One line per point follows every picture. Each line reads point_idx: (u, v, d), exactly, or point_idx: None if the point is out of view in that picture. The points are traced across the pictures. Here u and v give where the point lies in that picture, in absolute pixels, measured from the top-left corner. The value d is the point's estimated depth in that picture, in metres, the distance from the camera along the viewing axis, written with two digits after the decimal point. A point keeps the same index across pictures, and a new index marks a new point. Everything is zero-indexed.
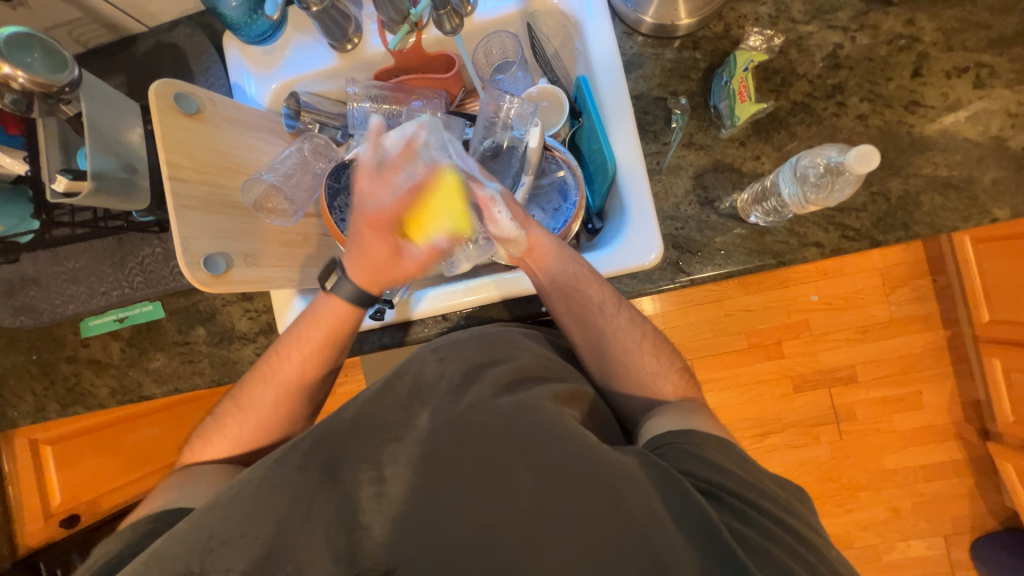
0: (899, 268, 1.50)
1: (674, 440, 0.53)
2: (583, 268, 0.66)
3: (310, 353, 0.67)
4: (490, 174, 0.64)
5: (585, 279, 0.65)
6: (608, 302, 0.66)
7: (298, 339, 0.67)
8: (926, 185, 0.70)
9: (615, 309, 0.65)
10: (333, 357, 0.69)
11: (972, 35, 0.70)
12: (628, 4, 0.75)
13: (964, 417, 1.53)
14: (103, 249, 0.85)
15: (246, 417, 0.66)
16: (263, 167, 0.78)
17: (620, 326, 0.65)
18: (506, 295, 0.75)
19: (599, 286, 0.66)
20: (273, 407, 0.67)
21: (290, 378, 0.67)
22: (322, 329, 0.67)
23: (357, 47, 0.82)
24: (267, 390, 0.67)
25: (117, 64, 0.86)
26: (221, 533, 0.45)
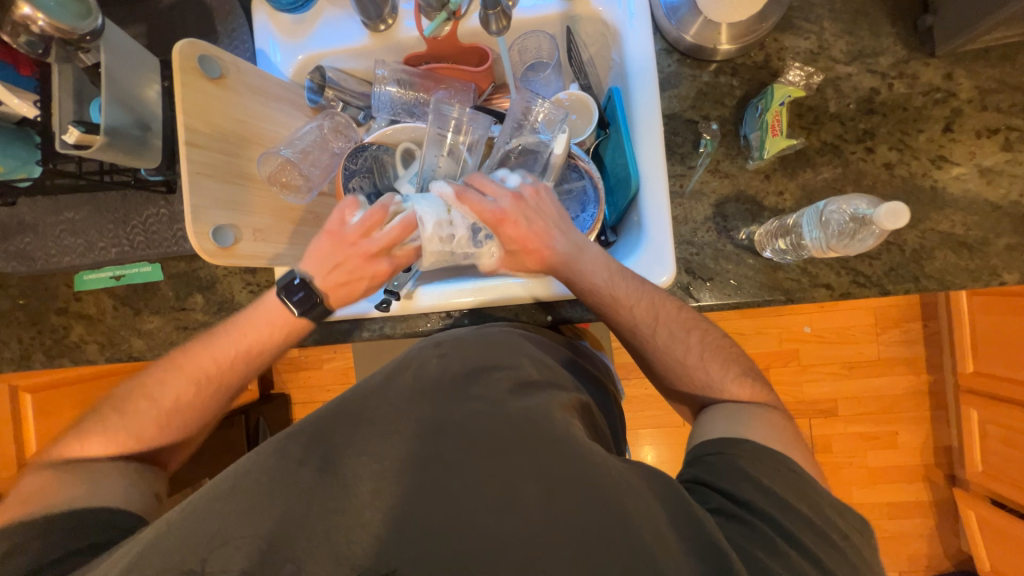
0: (893, 311, 1.52)
1: (704, 469, 0.53)
2: (618, 280, 0.65)
3: (236, 358, 0.68)
4: (491, 189, 0.64)
5: (620, 294, 0.65)
6: (647, 316, 0.65)
7: (230, 340, 0.68)
8: (941, 241, 0.70)
9: (655, 327, 0.65)
10: (256, 367, 0.70)
11: (1006, 97, 0.70)
12: (671, 21, 0.73)
13: (935, 462, 1.57)
14: (105, 204, 0.82)
15: (156, 406, 0.65)
16: (281, 141, 0.76)
17: (661, 343, 0.65)
18: (533, 297, 0.74)
19: (636, 305, 0.65)
20: (193, 400, 0.67)
21: (211, 376, 0.67)
22: (259, 333, 0.68)
23: (390, 28, 0.80)
24: (184, 385, 0.66)
25: (137, 14, 0.83)
26: (221, 527, 0.45)
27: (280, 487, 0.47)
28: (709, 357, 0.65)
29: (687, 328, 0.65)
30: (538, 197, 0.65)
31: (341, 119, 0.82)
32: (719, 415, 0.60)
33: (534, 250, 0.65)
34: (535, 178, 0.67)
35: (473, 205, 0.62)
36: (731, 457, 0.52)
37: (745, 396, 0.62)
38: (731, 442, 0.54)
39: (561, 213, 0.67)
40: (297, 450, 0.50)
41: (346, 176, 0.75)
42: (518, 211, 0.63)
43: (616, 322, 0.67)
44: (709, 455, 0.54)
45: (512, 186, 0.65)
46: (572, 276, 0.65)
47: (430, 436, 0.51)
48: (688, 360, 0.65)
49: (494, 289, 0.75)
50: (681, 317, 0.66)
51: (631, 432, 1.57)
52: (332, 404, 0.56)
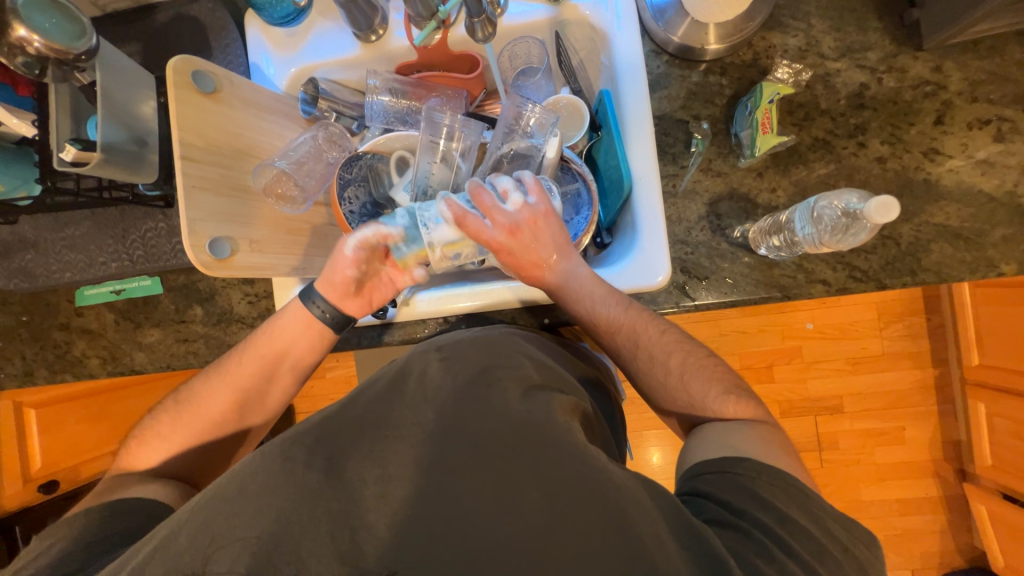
0: (896, 305, 1.52)
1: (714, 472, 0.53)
2: (602, 307, 0.66)
3: (266, 366, 0.70)
4: (491, 210, 0.63)
5: (604, 322, 0.66)
6: (628, 342, 0.66)
7: (262, 347, 0.70)
8: (936, 234, 0.70)
9: (636, 352, 0.66)
10: (286, 374, 0.71)
11: (997, 88, 0.70)
12: (659, 23, 0.74)
13: (944, 457, 1.55)
14: (105, 219, 0.83)
15: (187, 418, 0.67)
16: (276, 153, 0.77)
17: (642, 363, 0.66)
18: (520, 300, 0.74)
19: (618, 331, 0.66)
20: (224, 408, 0.68)
21: (240, 385, 0.69)
22: (288, 340, 0.70)
23: (381, 38, 0.81)
24: (215, 393, 0.68)
25: (134, 32, 0.84)
26: (224, 524, 0.46)
27: (284, 486, 0.47)
28: (692, 374, 0.65)
29: (668, 351, 0.66)
30: (537, 225, 0.64)
31: (335, 129, 0.82)
32: (710, 434, 0.60)
33: (525, 277, 0.67)
34: (538, 200, 0.64)
35: (473, 232, 0.62)
36: (730, 474, 0.52)
37: (729, 413, 0.62)
38: (729, 461, 0.53)
39: (560, 240, 0.66)
40: (303, 452, 0.50)
41: (341, 185, 0.75)
42: (515, 242, 0.64)
43: (600, 340, 0.70)
44: (708, 473, 0.54)
45: (512, 210, 0.63)
46: (561, 301, 0.68)
47: (431, 440, 0.51)
48: (668, 381, 0.65)
49: (491, 293, 0.75)
50: (664, 340, 0.66)
51: (635, 434, 1.56)
52: (335, 409, 0.56)
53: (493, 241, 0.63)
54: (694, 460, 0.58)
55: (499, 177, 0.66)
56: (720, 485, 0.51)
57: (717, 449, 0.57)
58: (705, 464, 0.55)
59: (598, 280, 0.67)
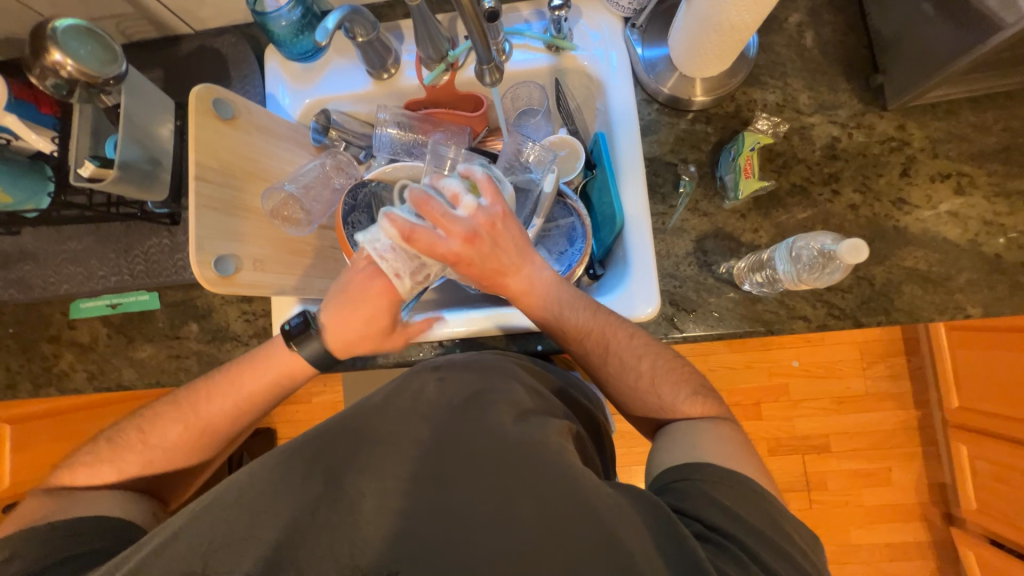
0: (877, 345, 1.56)
1: None
2: (571, 313, 0.67)
3: (234, 398, 0.67)
4: (439, 219, 0.58)
5: (573, 327, 0.67)
6: (596, 350, 0.67)
7: (230, 377, 0.67)
8: (907, 276, 0.75)
9: (606, 357, 0.67)
10: (255, 405, 0.68)
11: (955, 146, 0.77)
12: (650, 75, 0.81)
13: (930, 499, 1.55)
14: (110, 234, 0.85)
15: (150, 450, 0.65)
16: (285, 177, 0.81)
17: (613, 370, 0.67)
18: (499, 327, 0.77)
19: (587, 336, 0.67)
20: (189, 439, 0.66)
21: (207, 415, 0.67)
22: (258, 371, 0.67)
23: (392, 77, 0.86)
24: (179, 425, 0.66)
25: (158, 60, 0.89)
26: (213, 537, 0.46)
27: (285, 496, 0.48)
28: (661, 381, 0.65)
29: (638, 355, 0.66)
30: (494, 229, 0.62)
31: (344, 158, 0.88)
32: (675, 438, 0.61)
33: (491, 283, 0.67)
34: (491, 202, 0.61)
35: (426, 245, 0.58)
36: (694, 482, 0.53)
37: (698, 413, 0.63)
38: (694, 467, 0.54)
39: (518, 244, 0.65)
40: (303, 463, 0.50)
41: (346, 210, 0.78)
42: (474, 252, 0.61)
43: (570, 347, 0.70)
44: (671, 482, 0.55)
45: (467, 216, 0.60)
46: (526, 306, 0.68)
47: (426, 457, 0.51)
48: (639, 385, 0.66)
49: (483, 320, 0.77)
50: (633, 344, 0.67)
51: (624, 469, 1.55)
52: (327, 424, 0.55)
53: (451, 256, 0.60)
54: (661, 468, 0.59)
55: (443, 181, 0.62)
56: None
57: (682, 453, 0.58)
58: (670, 472, 0.56)
59: (560, 282, 0.68)
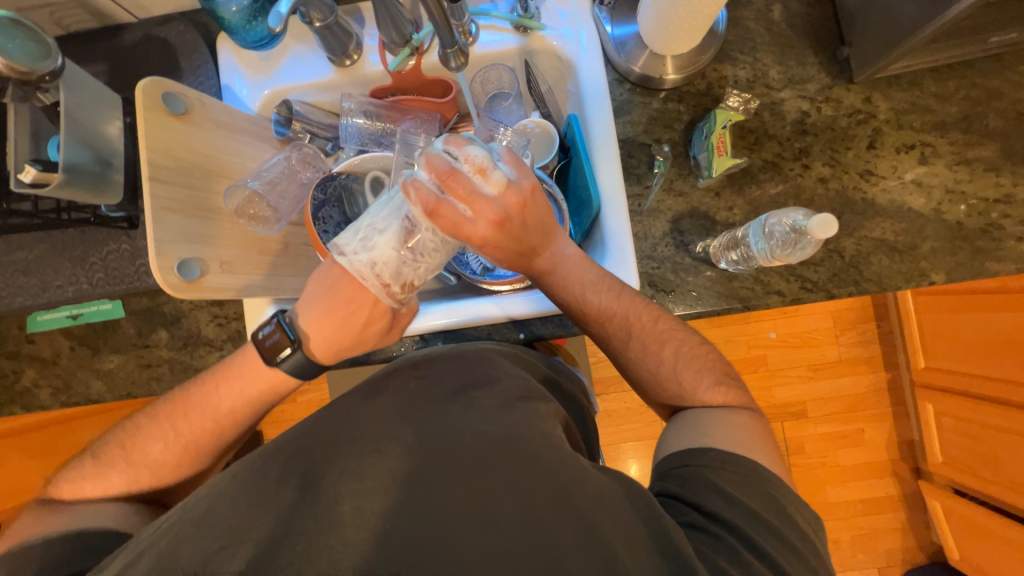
0: (849, 313, 1.62)
1: (692, 462, 0.57)
2: (594, 296, 0.66)
3: (216, 410, 0.64)
4: (451, 213, 0.52)
5: (602, 313, 0.67)
6: (619, 334, 0.67)
7: (211, 391, 0.64)
8: (875, 247, 0.77)
9: (628, 340, 0.67)
10: (241, 418, 0.65)
11: (918, 117, 0.78)
12: (620, 54, 0.79)
13: (900, 456, 1.64)
14: (62, 241, 0.80)
15: (129, 463, 0.63)
16: (248, 173, 0.77)
17: (635, 355, 0.68)
18: (508, 317, 0.76)
19: (610, 319, 0.67)
20: (173, 455, 0.64)
21: (189, 430, 0.64)
22: (241, 381, 0.63)
23: (356, 63, 0.82)
24: (161, 440, 0.63)
25: (99, 52, 0.83)
26: (194, 552, 0.45)
27: (261, 503, 0.47)
28: (684, 365, 0.66)
29: (661, 341, 0.67)
30: (524, 206, 0.57)
31: (310, 150, 0.84)
32: (687, 421, 0.63)
33: (516, 265, 0.64)
34: (518, 175, 0.56)
35: (451, 225, 0.52)
36: (697, 471, 0.55)
37: (718, 401, 0.64)
38: (699, 454, 0.57)
39: (546, 222, 0.61)
40: (277, 469, 0.51)
41: (315, 206, 0.75)
42: (504, 233, 0.56)
43: (591, 331, 0.70)
44: (676, 468, 0.58)
45: (494, 193, 0.54)
46: (550, 285, 0.67)
47: (411, 456, 0.51)
48: (660, 371, 0.67)
49: (467, 311, 0.77)
50: (658, 329, 0.67)
51: (612, 447, 1.58)
52: (307, 427, 0.56)
53: (479, 230, 0.54)
54: (665, 454, 0.62)
55: (465, 147, 0.53)
56: (703, 483, 0.54)
57: (693, 438, 0.60)
58: (674, 458, 0.59)
59: (588, 267, 0.66)
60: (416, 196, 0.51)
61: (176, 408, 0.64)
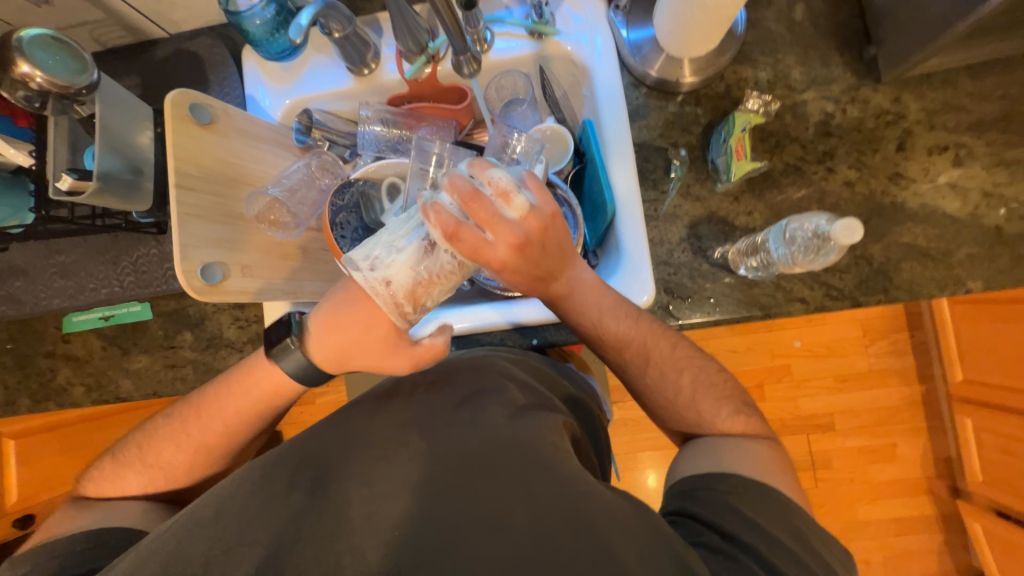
0: (879, 322, 1.55)
1: (713, 486, 0.55)
2: (614, 323, 0.65)
3: (228, 419, 0.63)
4: (473, 236, 0.51)
5: (620, 340, 0.65)
6: (635, 362, 0.66)
7: (224, 399, 0.62)
8: (906, 253, 0.73)
9: (645, 368, 0.66)
10: (255, 425, 0.64)
11: (952, 117, 0.75)
12: (636, 58, 0.79)
13: (936, 473, 1.56)
14: (97, 246, 0.84)
15: (145, 466, 0.63)
16: (269, 180, 0.79)
17: (652, 383, 0.66)
18: (511, 323, 0.76)
19: (628, 346, 0.65)
20: (187, 460, 0.64)
21: (203, 437, 0.63)
22: (254, 388, 0.62)
23: (373, 72, 0.84)
24: (176, 447, 0.63)
25: (134, 66, 0.87)
26: (208, 551, 0.45)
27: (273, 505, 0.48)
28: (703, 394, 0.65)
29: (679, 368, 0.66)
30: (545, 231, 0.56)
31: (328, 157, 0.86)
32: (707, 447, 0.61)
33: (534, 289, 0.62)
34: (541, 199, 0.55)
35: (471, 248, 0.51)
36: (717, 493, 0.54)
37: (738, 431, 0.62)
38: (715, 479, 0.55)
39: (565, 246, 0.59)
40: (288, 472, 0.51)
41: (332, 212, 0.77)
42: (522, 256, 0.55)
43: (606, 356, 0.68)
44: (696, 490, 0.56)
45: (516, 218, 0.53)
46: (565, 310, 0.65)
47: (421, 462, 0.51)
48: (678, 400, 0.65)
49: (478, 316, 0.77)
50: (675, 356, 0.66)
51: (628, 456, 1.55)
52: (318, 430, 0.57)
53: (499, 254, 0.53)
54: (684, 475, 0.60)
55: (488, 171, 0.52)
56: (722, 507, 0.52)
57: (714, 462, 0.58)
58: (694, 480, 0.57)
59: (608, 295, 0.64)
60: (436, 218, 0.50)
61: (190, 414, 0.63)
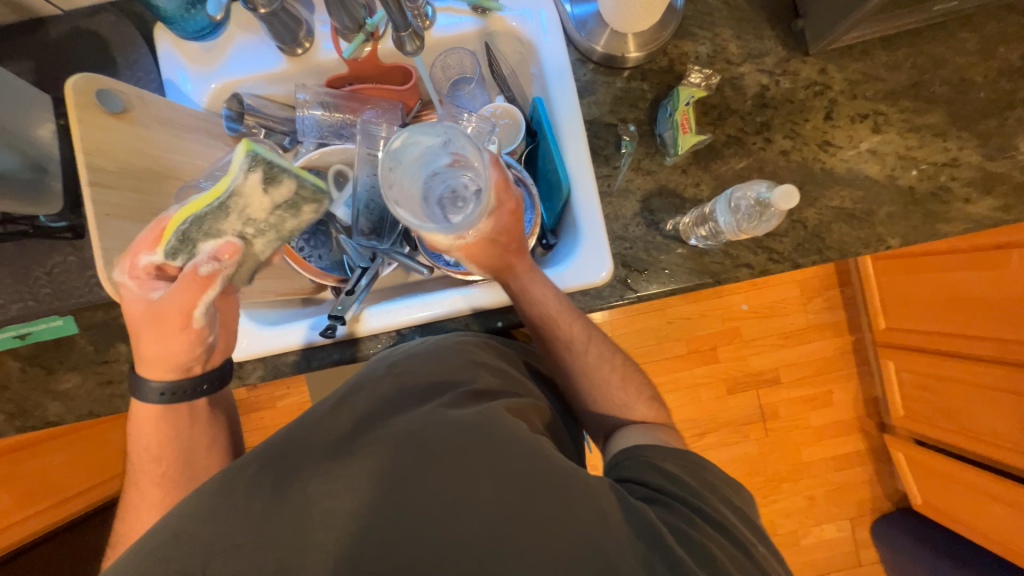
0: (813, 281, 1.68)
1: (641, 454, 0.60)
2: (564, 307, 0.68)
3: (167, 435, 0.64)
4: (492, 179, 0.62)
5: (568, 317, 0.68)
6: (577, 340, 0.69)
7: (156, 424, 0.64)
8: (835, 216, 0.80)
9: (587, 346, 0.69)
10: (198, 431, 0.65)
11: (870, 87, 0.81)
12: (581, 34, 0.79)
13: (866, 413, 1.73)
14: (1, 256, 0.74)
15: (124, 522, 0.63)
16: (202, 173, 0.71)
17: (591, 363, 0.69)
18: (473, 308, 0.75)
19: (573, 323, 0.68)
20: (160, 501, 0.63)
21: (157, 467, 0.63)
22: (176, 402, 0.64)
23: (308, 51, 0.79)
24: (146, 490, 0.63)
25: (23, 48, 0.77)
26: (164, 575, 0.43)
27: (233, 520, 0.46)
28: (636, 382, 0.71)
29: (614, 352, 0.71)
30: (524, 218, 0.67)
31: (265, 145, 0.80)
32: (632, 428, 0.66)
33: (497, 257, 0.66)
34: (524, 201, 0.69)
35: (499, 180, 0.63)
36: (644, 457, 0.59)
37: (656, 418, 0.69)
38: (644, 447, 0.60)
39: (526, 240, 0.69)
40: (246, 484, 0.48)
41: None
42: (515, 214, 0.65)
43: (551, 340, 0.69)
44: (626, 459, 0.60)
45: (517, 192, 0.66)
46: (521, 282, 0.68)
47: (391, 457, 0.50)
48: (613, 381, 0.69)
49: (442, 303, 0.75)
50: (608, 342, 0.71)
51: None
52: (284, 434, 0.54)
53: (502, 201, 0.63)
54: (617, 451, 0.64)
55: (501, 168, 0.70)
56: (650, 466, 0.57)
57: (641, 436, 0.64)
58: (626, 451, 0.62)
59: (551, 280, 0.69)
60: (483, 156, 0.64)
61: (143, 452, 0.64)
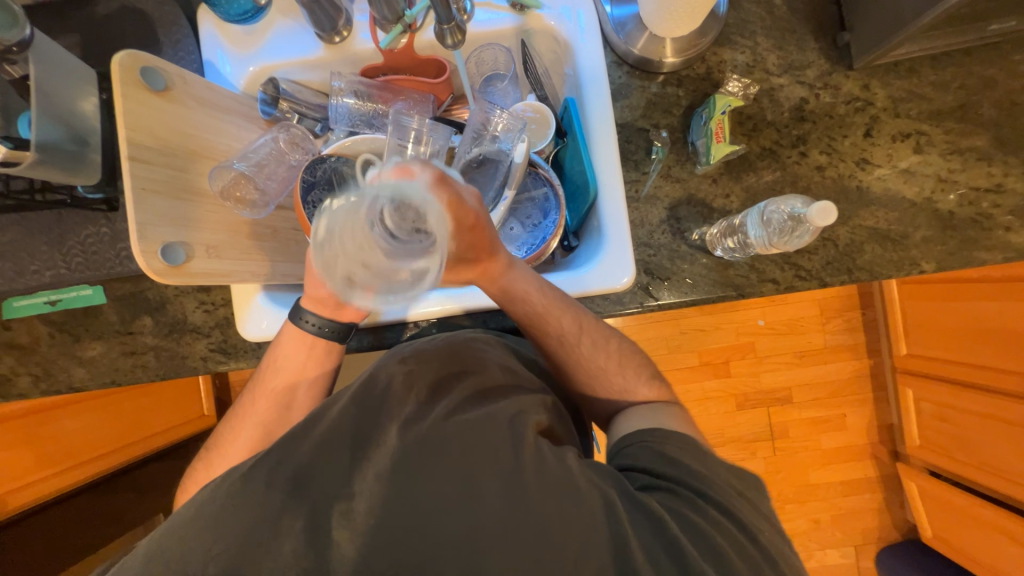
0: (835, 301, 1.65)
1: (645, 440, 0.59)
2: (553, 297, 0.67)
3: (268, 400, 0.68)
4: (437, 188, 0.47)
5: (556, 308, 0.67)
6: (569, 332, 0.68)
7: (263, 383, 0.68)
8: (869, 236, 0.77)
9: (580, 336, 0.68)
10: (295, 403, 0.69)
11: (914, 106, 0.78)
12: (619, 36, 0.78)
13: (879, 439, 1.69)
14: (38, 224, 0.76)
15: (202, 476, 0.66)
16: (234, 155, 0.74)
17: (585, 352, 0.69)
18: (464, 309, 0.74)
19: (562, 315, 0.67)
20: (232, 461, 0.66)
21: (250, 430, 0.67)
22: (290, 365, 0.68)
23: (345, 40, 0.79)
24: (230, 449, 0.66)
25: (71, 22, 0.79)
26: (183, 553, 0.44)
27: (249, 504, 0.47)
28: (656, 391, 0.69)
29: (611, 337, 0.71)
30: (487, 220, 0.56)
31: (298, 131, 0.80)
32: (638, 411, 0.66)
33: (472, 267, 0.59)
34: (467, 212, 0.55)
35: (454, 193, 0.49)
36: (646, 442, 0.58)
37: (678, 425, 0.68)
38: (646, 433, 0.60)
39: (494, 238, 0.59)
40: (263, 468, 0.49)
41: (304, 189, 0.72)
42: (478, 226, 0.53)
43: (545, 333, 0.68)
44: (631, 445, 0.60)
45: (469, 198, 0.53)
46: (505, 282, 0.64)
47: (405, 452, 0.50)
48: (609, 366, 0.70)
49: (461, 300, 0.74)
50: (602, 327, 0.71)
51: None
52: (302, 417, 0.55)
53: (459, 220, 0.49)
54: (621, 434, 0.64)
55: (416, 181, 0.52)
56: (654, 453, 0.57)
57: (648, 419, 0.63)
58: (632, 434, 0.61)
59: (532, 275, 0.66)
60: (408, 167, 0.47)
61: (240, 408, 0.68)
